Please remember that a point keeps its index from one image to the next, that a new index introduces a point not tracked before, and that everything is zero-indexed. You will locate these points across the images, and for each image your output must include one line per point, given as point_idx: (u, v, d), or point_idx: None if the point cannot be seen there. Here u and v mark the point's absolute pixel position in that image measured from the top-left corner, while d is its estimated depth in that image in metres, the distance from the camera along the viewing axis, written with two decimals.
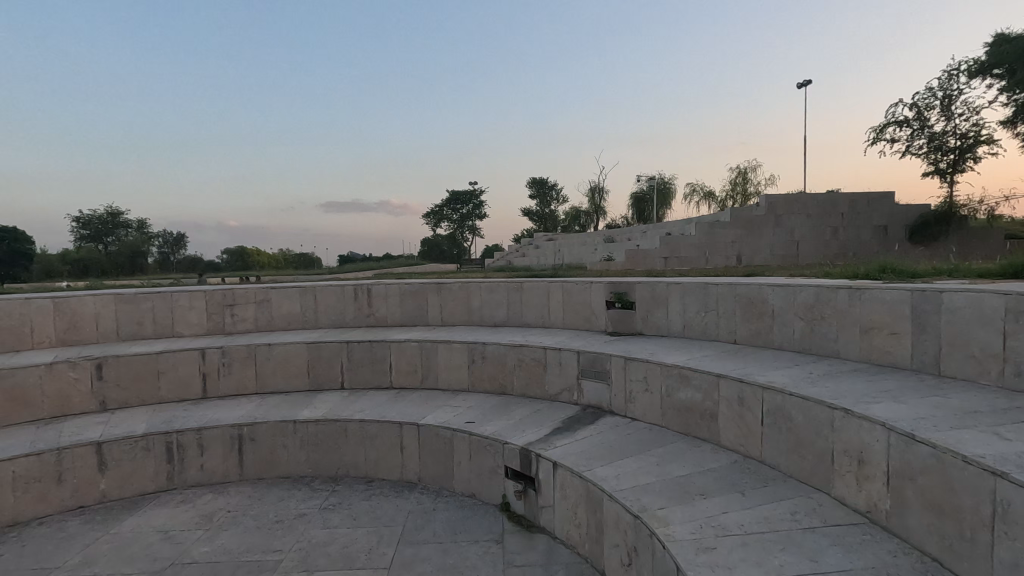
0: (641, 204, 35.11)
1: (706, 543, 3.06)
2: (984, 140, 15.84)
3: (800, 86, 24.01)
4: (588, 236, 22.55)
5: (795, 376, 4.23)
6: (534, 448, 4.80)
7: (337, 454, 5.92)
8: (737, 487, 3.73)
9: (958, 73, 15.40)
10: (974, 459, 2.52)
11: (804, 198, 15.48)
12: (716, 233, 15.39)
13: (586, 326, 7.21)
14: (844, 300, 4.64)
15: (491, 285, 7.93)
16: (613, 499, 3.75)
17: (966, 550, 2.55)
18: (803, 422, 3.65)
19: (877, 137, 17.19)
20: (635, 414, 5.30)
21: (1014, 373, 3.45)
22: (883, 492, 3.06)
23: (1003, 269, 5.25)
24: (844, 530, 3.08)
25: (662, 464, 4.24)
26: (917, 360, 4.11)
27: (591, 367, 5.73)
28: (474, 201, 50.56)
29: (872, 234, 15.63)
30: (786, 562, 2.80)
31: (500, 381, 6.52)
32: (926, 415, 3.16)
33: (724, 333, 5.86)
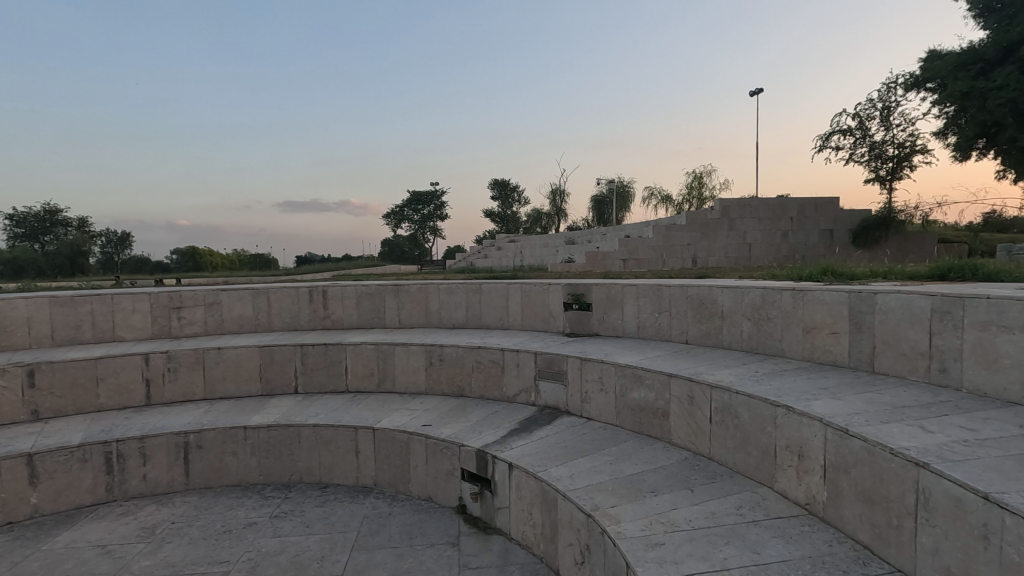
0: (601, 206, 35.57)
1: (655, 539, 3.14)
2: (919, 150, 16.80)
3: (749, 93, 24.92)
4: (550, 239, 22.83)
5: (741, 374, 4.39)
6: (490, 449, 4.81)
7: (290, 459, 5.78)
8: (686, 484, 3.84)
9: (895, 86, 16.29)
10: (899, 451, 2.68)
11: (754, 203, 16.09)
12: (673, 236, 15.81)
13: (545, 327, 7.27)
14: (788, 301, 4.84)
15: (450, 287, 7.89)
16: (567, 498, 3.80)
17: (894, 537, 2.71)
18: (748, 418, 3.79)
19: (823, 144, 17.98)
20: (590, 414, 5.39)
21: (939, 369, 3.67)
22: (820, 484, 3.21)
23: (931, 272, 5.59)
24: (785, 522, 3.22)
25: (616, 463, 4.32)
26: (853, 357, 4.33)
27: (548, 368, 5.78)
28: (436, 202, 50.18)
29: (818, 237, 16.35)
30: (729, 555, 2.90)
31: (458, 383, 6.49)
32: (860, 410, 3.33)
33: (676, 333, 6.02)
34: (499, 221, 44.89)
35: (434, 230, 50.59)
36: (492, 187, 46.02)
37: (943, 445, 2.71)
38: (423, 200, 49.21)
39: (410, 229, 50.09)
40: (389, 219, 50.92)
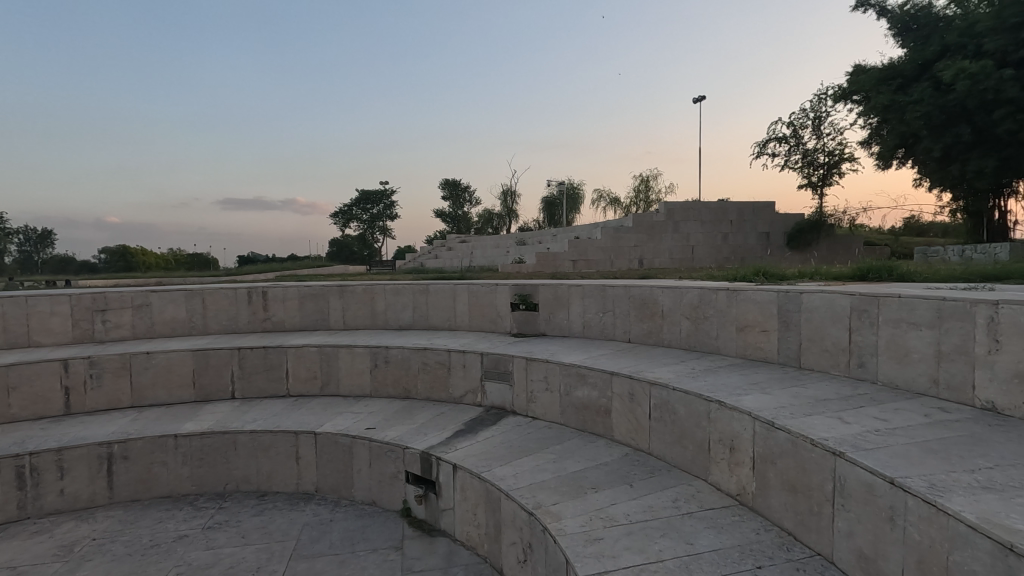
0: (552, 207, 35.98)
1: (595, 534, 3.20)
2: (847, 158, 17.87)
3: (693, 100, 25.88)
4: (501, 241, 22.90)
5: (679, 371, 4.54)
6: (435, 451, 4.77)
7: (226, 468, 5.54)
8: (625, 480, 3.93)
9: (826, 97, 17.27)
10: (819, 442, 2.84)
11: (697, 206, 16.68)
12: (620, 238, 16.18)
13: (492, 327, 7.29)
14: (723, 301, 5.05)
15: (397, 288, 7.77)
16: (510, 497, 3.82)
17: (814, 523, 2.86)
18: (685, 413, 3.93)
19: (760, 151, 18.86)
20: (536, 413, 5.44)
21: (858, 364, 3.92)
22: (749, 476, 3.36)
23: (853, 273, 5.98)
24: (717, 513, 3.35)
25: (560, 460, 4.38)
26: (782, 354, 4.55)
27: (494, 369, 5.80)
28: (385, 201, 49.33)
29: (757, 240, 17.12)
30: (664, 547, 2.99)
31: (404, 385, 6.41)
32: (786, 404, 3.52)
33: (620, 333, 6.16)
34: (450, 221, 44.67)
35: (383, 230, 49.66)
36: (443, 187, 45.61)
37: (858, 434, 2.90)
38: (372, 199, 48.40)
39: (359, 228, 48.95)
40: (337, 218, 49.62)
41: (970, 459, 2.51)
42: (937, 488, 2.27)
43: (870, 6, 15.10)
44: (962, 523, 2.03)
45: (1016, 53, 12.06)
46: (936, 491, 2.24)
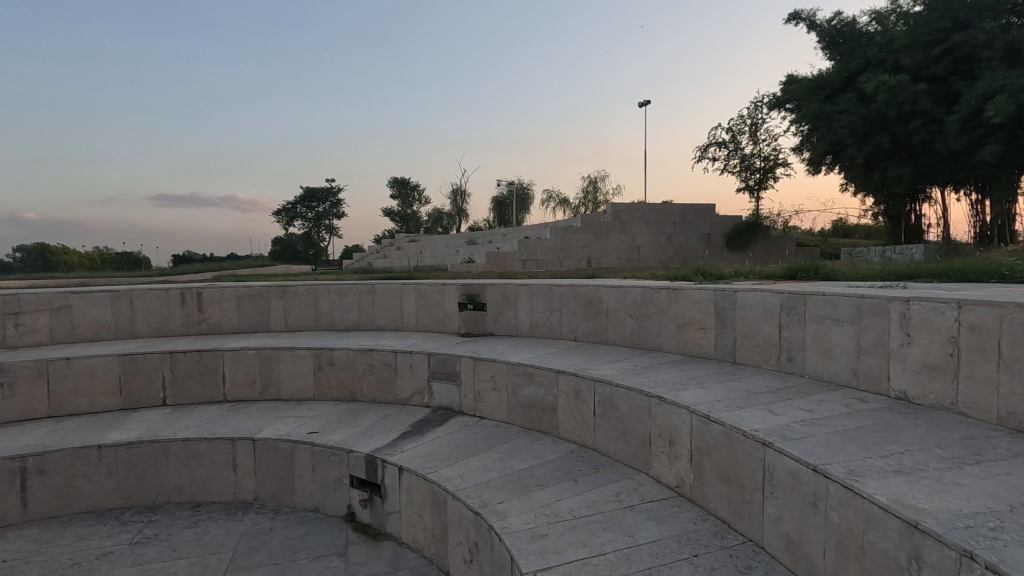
0: (501, 207, 36.09)
1: (539, 531, 3.25)
2: (781, 163, 18.82)
3: (638, 104, 26.58)
4: (451, 241, 22.76)
5: (622, 368, 4.65)
6: (380, 454, 4.69)
7: (156, 479, 5.25)
8: (570, 476, 4.00)
9: (762, 105, 18.11)
10: (750, 433, 2.98)
11: (643, 208, 17.12)
12: (569, 238, 16.40)
13: (439, 327, 7.23)
14: (664, 299, 5.21)
15: (341, 288, 7.59)
16: (456, 498, 3.81)
17: (746, 510, 3.01)
18: (627, 409, 4.03)
19: (701, 155, 19.59)
20: (484, 413, 5.44)
21: (787, 358, 4.14)
22: (687, 467, 3.49)
23: (784, 273, 6.31)
24: (657, 505, 3.46)
25: (506, 459, 4.40)
26: (719, 350, 4.75)
27: (442, 369, 5.77)
28: (331, 199, 48.00)
29: (698, 240, 17.77)
30: (606, 540, 3.06)
31: (349, 387, 6.26)
32: (721, 397, 3.67)
33: (566, 331, 6.25)
34: (399, 220, 43.99)
35: (329, 229, 48.33)
36: (391, 186, 44.84)
37: (786, 425, 3.07)
38: (317, 197, 47.02)
39: (304, 227, 47.45)
40: (280, 216, 47.91)
41: (884, 445, 2.71)
42: (854, 473, 2.43)
43: (801, 20, 15.93)
44: (875, 505, 2.19)
45: (929, 69, 13.04)
46: (853, 476, 2.40)
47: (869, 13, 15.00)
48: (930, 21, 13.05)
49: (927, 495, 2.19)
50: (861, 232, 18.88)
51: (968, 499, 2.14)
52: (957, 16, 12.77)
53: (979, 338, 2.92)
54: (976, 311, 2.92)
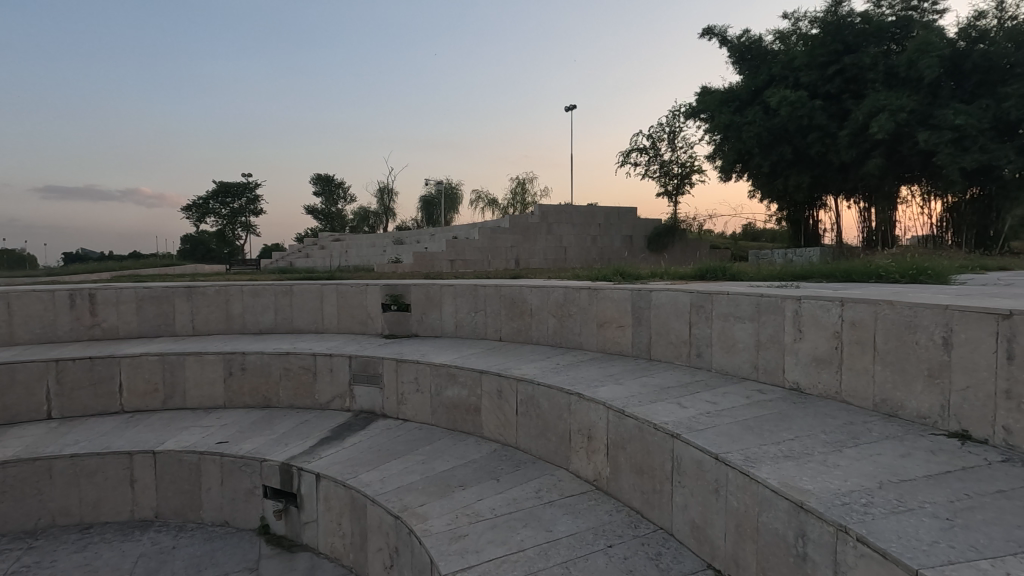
0: (429, 207, 35.69)
1: (459, 531, 3.25)
2: (697, 170, 19.89)
3: (566, 109, 27.16)
4: (377, 240, 22.21)
5: (544, 367, 4.74)
6: (296, 461, 4.51)
7: (37, 501, 4.75)
8: (492, 475, 4.02)
9: (679, 114, 19.06)
10: (661, 426, 3.13)
11: (569, 209, 17.53)
12: (496, 239, 16.49)
13: (362, 329, 7.04)
14: (585, 299, 5.37)
15: (255, 289, 7.20)
16: (375, 503, 3.74)
17: (657, 500, 3.15)
18: (548, 407, 4.11)
19: (624, 160, 20.37)
20: (406, 415, 5.36)
21: (697, 354, 4.39)
22: (604, 461, 3.61)
23: (696, 273, 6.68)
24: (575, 499, 3.56)
25: (428, 461, 4.36)
26: (636, 347, 4.95)
27: (363, 371, 5.62)
28: (248, 195, 45.38)
29: (621, 242, 18.45)
30: (525, 537, 3.12)
31: (263, 393, 5.95)
32: (635, 393, 3.83)
33: (490, 331, 6.28)
34: (322, 218, 42.32)
35: (246, 226, 45.66)
36: (312, 182, 43.03)
37: (693, 417, 3.25)
38: (232, 192, 44.30)
39: (216, 224, 44.54)
40: (189, 212, 44.71)
41: (777, 433, 2.93)
42: (750, 460, 2.61)
43: (714, 35, 16.93)
44: (767, 488, 2.37)
45: (824, 87, 14.29)
46: (749, 462, 2.58)
47: (773, 33, 16.18)
48: (825, 43, 14.31)
49: (812, 477, 2.40)
50: (767, 235, 20.37)
51: (845, 478, 2.36)
52: (847, 40, 14.18)
53: (858, 333, 3.22)
54: (855, 308, 3.22)
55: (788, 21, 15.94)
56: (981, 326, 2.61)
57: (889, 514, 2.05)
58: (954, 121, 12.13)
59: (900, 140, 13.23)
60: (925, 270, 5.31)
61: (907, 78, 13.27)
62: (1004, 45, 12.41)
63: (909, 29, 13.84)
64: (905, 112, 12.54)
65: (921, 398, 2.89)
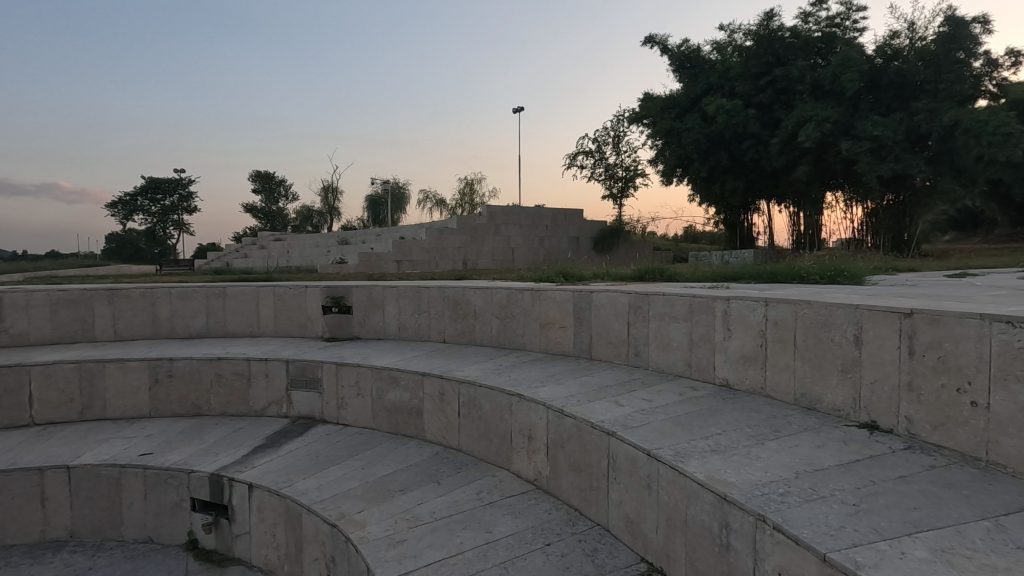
0: (375, 206, 35.01)
1: (398, 537, 3.21)
2: (640, 173, 20.46)
3: (514, 110, 27.41)
4: (321, 240, 21.61)
5: (486, 368, 4.75)
6: (227, 472, 4.32)
7: None
8: (433, 478, 3.99)
9: (623, 119, 19.56)
10: (597, 424, 3.20)
11: (516, 211, 17.64)
12: (444, 240, 16.38)
13: (301, 332, 6.82)
14: (528, 300, 5.42)
15: (184, 291, 6.85)
16: (311, 512, 3.64)
17: (594, 497, 3.22)
18: (489, 408, 4.13)
19: (570, 163, 20.70)
20: (347, 420, 5.24)
21: (635, 353, 4.51)
22: (544, 461, 3.65)
23: (637, 274, 6.85)
24: (515, 499, 3.58)
25: (368, 466, 4.28)
26: (577, 347, 5.03)
27: (301, 376, 5.45)
28: (180, 191, 43.03)
29: (568, 243, 18.72)
30: (464, 540, 3.11)
31: (193, 400, 5.67)
32: (574, 392, 3.90)
33: (434, 333, 6.23)
34: (263, 217, 40.70)
35: (178, 224, 43.28)
36: (251, 179, 41.29)
37: (628, 415, 3.34)
38: (162, 189, 41.86)
39: (145, 222, 41.97)
40: (115, 210, 41.94)
41: (706, 428, 3.06)
42: (679, 455, 2.72)
43: (655, 44, 17.48)
44: (694, 482, 2.47)
45: (757, 97, 15.02)
46: (678, 457, 2.69)
47: (710, 43, 16.85)
48: (758, 55, 15.06)
49: (736, 469, 2.52)
50: (706, 238, 21.21)
51: (766, 469, 2.49)
52: (777, 52, 14.98)
53: (780, 331, 3.40)
54: (778, 308, 3.40)
55: (724, 32, 16.67)
56: (887, 324, 2.81)
57: (803, 503, 2.17)
58: (872, 132, 13.04)
59: (825, 149, 14.08)
60: (842, 271, 5.68)
61: (831, 91, 14.16)
62: (915, 63, 13.45)
63: (832, 45, 14.76)
64: (829, 123, 13.38)
65: (836, 391, 3.08)
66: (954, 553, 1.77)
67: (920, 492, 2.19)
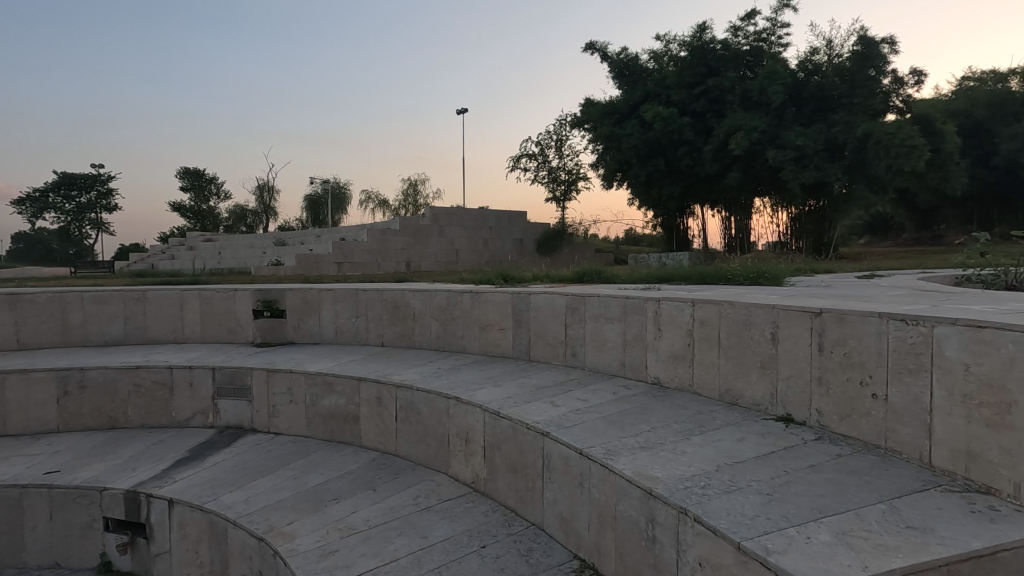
0: (315, 207, 33.93)
1: (329, 547, 3.13)
2: (582, 177, 20.86)
3: (458, 113, 27.39)
4: (256, 241, 20.73)
5: (425, 372, 4.70)
6: (145, 488, 4.06)
7: None
8: (368, 485, 3.91)
9: (565, 123, 19.89)
10: (532, 425, 3.24)
11: (460, 212, 17.57)
12: (387, 241, 16.09)
13: (230, 338, 6.51)
14: (467, 302, 5.41)
15: (99, 296, 6.39)
16: (237, 526, 3.48)
17: (530, 497, 3.25)
18: (427, 412, 4.09)
19: (514, 165, 20.83)
20: (278, 428, 5.05)
21: (572, 354, 4.60)
22: (481, 463, 3.65)
23: (575, 276, 6.98)
24: (453, 503, 3.57)
25: (301, 476, 4.14)
26: (516, 349, 5.07)
27: (230, 384, 5.20)
28: (99, 188, 40.10)
29: (512, 245, 18.81)
30: (399, 546, 3.07)
31: (108, 412, 5.29)
32: (512, 394, 3.92)
33: (372, 336, 6.11)
34: (192, 216, 38.55)
35: (96, 224, 40.24)
36: (179, 176, 39.06)
37: (563, 415, 3.40)
38: (78, 184, 38.85)
39: (58, 220, 38.82)
40: (22, 207, 38.59)
41: (636, 425, 3.16)
42: (610, 453, 2.78)
43: (596, 50, 17.89)
44: (623, 479, 2.54)
45: (691, 106, 15.67)
46: (609, 455, 2.76)
47: (648, 52, 17.41)
48: (692, 66, 15.71)
49: (662, 464, 2.61)
50: (646, 240, 21.86)
51: (689, 464, 2.59)
52: (710, 64, 15.70)
53: (707, 331, 3.55)
54: (704, 309, 3.55)
55: (660, 42, 17.26)
56: (800, 323, 2.99)
57: (722, 494, 2.28)
58: (796, 142, 13.88)
59: (753, 156, 14.85)
60: (765, 273, 6.01)
61: (758, 102, 14.97)
62: (833, 78, 14.47)
63: (760, 58, 15.63)
64: (758, 132, 14.16)
65: (756, 387, 3.25)
66: (852, 535, 1.91)
67: (827, 479, 2.35)
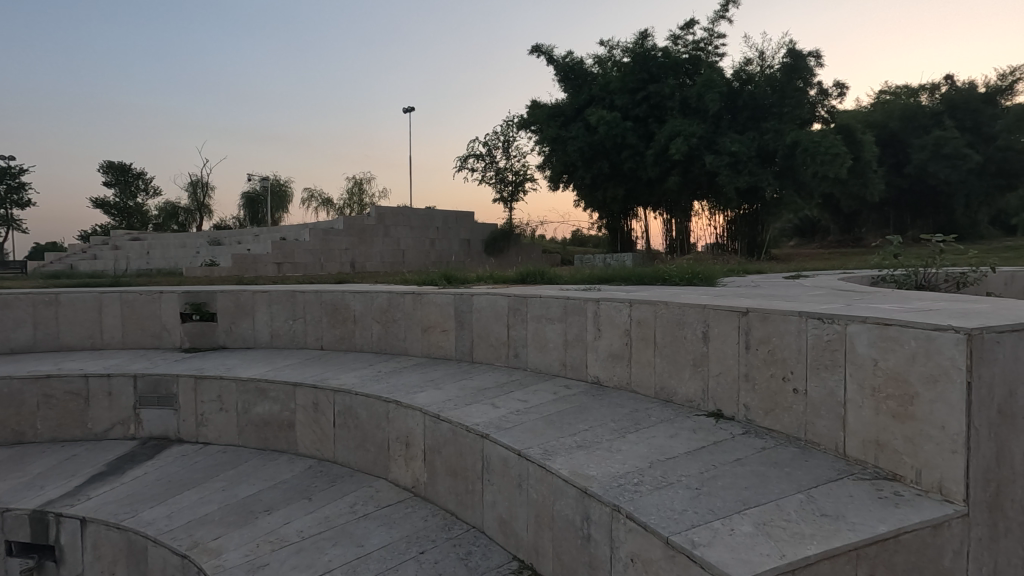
0: (253, 204, 32.55)
1: (259, 561, 3.00)
2: (529, 178, 20.99)
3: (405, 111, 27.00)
4: (187, 240, 19.66)
5: (364, 375, 4.59)
6: (54, 507, 3.76)
7: None
8: (304, 494, 3.77)
9: (512, 124, 19.95)
10: (471, 428, 3.22)
11: (406, 211, 17.32)
12: (330, 241, 15.64)
13: (155, 344, 6.13)
14: (408, 303, 5.33)
15: (4, 300, 5.88)
16: (158, 544, 3.29)
17: (470, 500, 3.22)
18: (365, 416, 3.99)
19: (461, 165, 20.72)
20: (207, 438, 4.80)
21: (514, 354, 4.61)
22: (421, 467, 3.59)
23: (519, 276, 7.01)
24: (391, 509, 3.50)
25: (231, 487, 3.95)
26: (458, 350, 5.02)
27: (153, 393, 4.89)
28: (9, 181, 36.92)
29: (460, 246, 18.68)
30: (333, 557, 2.98)
31: (13, 426, 4.87)
32: (452, 396, 3.88)
33: (310, 340, 5.91)
34: (117, 212, 36.14)
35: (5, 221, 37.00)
36: (101, 170, 36.52)
37: (503, 417, 3.39)
38: None
39: None
40: None
41: (575, 425, 3.19)
42: (547, 453, 2.80)
43: (542, 53, 18.06)
44: (559, 478, 2.56)
45: (633, 110, 16.07)
46: (547, 455, 2.77)
47: (592, 57, 17.72)
48: (634, 71, 16.15)
49: (597, 463, 2.66)
50: (591, 242, 22.26)
51: (624, 461, 2.65)
52: (651, 70, 16.18)
53: (642, 330, 3.64)
54: (641, 309, 3.64)
55: (605, 48, 17.63)
56: (728, 322, 3.11)
57: (653, 490, 2.34)
58: (731, 148, 14.53)
59: (692, 161, 15.41)
60: (700, 274, 6.24)
61: (697, 109, 15.56)
62: (765, 88, 15.25)
63: (698, 67, 16.24)
64: (696, 137, 14.72)
65: (689, 384, 3.36)
66: (772, 526, 2.00)
67: (750, 472, 2.45)
